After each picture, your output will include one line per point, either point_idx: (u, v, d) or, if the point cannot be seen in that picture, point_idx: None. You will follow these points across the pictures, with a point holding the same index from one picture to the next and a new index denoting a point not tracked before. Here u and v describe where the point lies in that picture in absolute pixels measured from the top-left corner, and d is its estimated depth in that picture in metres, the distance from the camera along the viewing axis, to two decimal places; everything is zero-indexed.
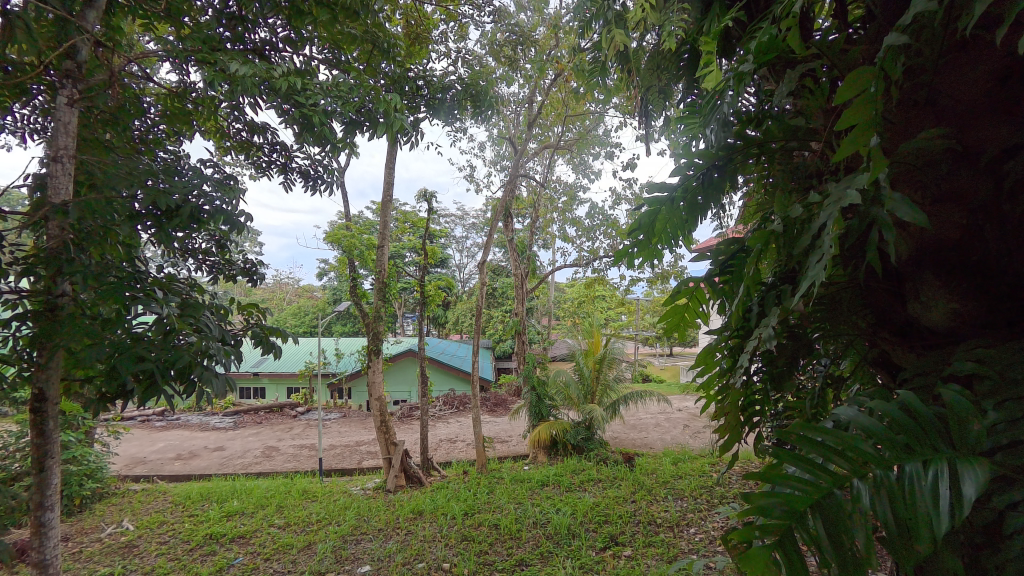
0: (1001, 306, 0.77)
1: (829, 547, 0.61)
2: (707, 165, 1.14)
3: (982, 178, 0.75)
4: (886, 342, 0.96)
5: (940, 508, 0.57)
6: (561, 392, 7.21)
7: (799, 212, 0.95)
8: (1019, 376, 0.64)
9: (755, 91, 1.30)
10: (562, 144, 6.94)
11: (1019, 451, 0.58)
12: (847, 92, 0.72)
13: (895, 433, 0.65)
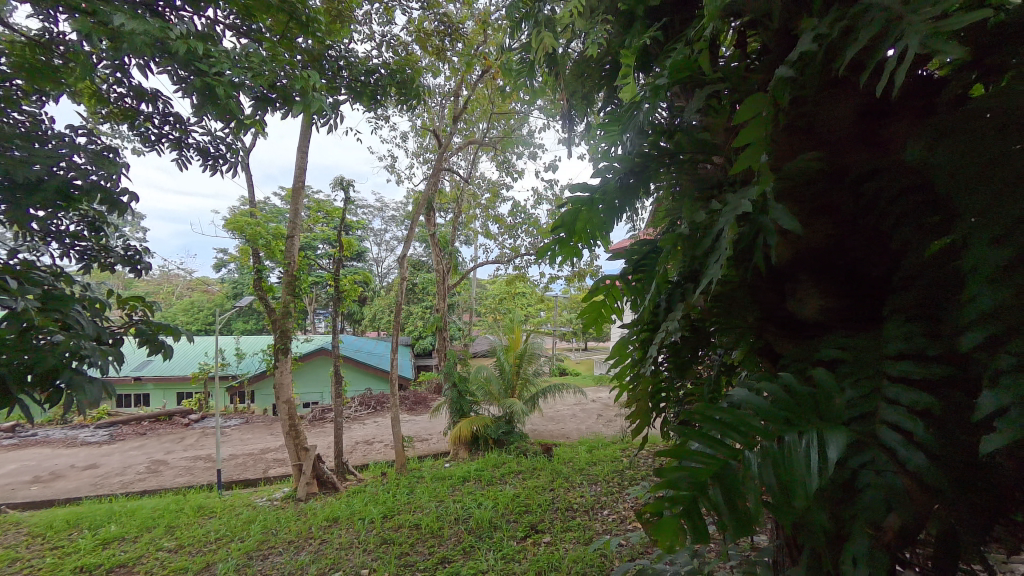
0: (859, 302, 0.92)
1: (726, 510, 0.70)
2: (625, 170, 1.24)
3: (846, 196, 0.90)
4: (767, 335, 1.09)
5: (811, 470, 0.68)
6: (482, 387, 7.29)
7: (704, 216, 1.06)
8: (868, 359, 0.78)
9: (668, 108, 1.40)
10: (487, 141, 6.97)
11: (866, 420, 0.72)
12: (746, 114, 0.82)
13: (777, 408, 0.76)
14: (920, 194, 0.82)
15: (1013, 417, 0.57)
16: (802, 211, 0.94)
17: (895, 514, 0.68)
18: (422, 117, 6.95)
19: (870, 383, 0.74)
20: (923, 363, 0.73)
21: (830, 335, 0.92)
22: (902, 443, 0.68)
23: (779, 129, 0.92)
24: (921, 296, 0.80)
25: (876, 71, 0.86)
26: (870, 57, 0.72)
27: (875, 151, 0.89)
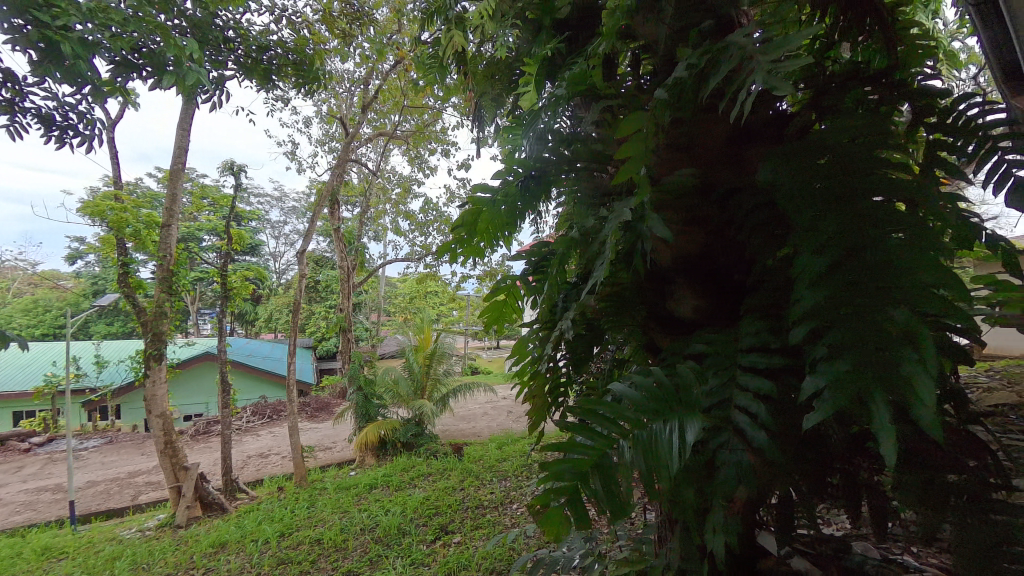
0: (724, 302, 1.06)
1: (604, 496, 0.75)
2: (526, 174, 1.27)
3: (715, 209, 1.02)
4: (651, 332, 1.19)
5: (674, 454, 0.75)
6: (390, 389, 7.01)
7: (595, 222, 1.14)
8: (726, 353, 0.89)
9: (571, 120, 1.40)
10: (398, 134, 6.71)
11: (723, 406, 0.82)
12: (628, 129, 0.88)
13: (651, 398, 0.81)
14: (769, 208, 0.95)
15: (826, 399, 0.69)
16: (680, 220, 1.04)
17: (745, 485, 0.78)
18: (327, 103, 6.48)
19: (726, 374, 0.85)
20: (767, 355, 0.85)
21: (700, 331, 1.04)
22: (750, 424, 0.78)
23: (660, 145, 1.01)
24: (767, 296, 0.94)
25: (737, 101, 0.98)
26: (729, 89, 0.83)
27: (737, 170, 1.02)
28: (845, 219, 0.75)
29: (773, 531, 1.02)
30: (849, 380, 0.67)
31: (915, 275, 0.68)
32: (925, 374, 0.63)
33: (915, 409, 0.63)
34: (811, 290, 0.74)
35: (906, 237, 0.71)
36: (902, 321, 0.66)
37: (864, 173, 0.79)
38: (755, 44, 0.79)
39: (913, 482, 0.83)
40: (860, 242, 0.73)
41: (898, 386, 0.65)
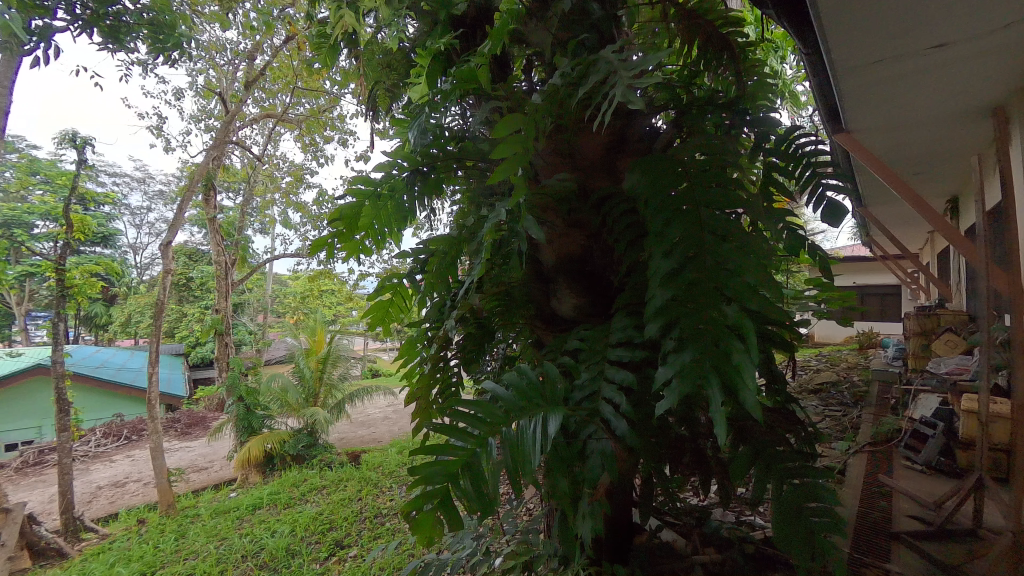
0: (601, 300, 1.16)
1: (473, 495, 0.74)
2: (413, 170, 1.27)
3: (592, 214, 1.12)
4: (537, 330, 1.27)
5: (538, 445, 0.76)
6: (277, 398, 6.35)
7: (474, 220, 1.19)
8: (597, 346, 0.97)
9: (462, 117, 1.47)
10: (289, 117, 6.10)
11: (594, 395, 0.89)
12: (503, 130, 0.87)
13: (519, 397, 0.85)
14: (635, 216, 1.04)
15: (674, 384, 0.77)
16: (562, 224, 1.14)
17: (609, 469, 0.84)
18: (201, 74, 5.66)
19: (596, 366, 0.92)
20: (631, 347, 0.94)
21: (578, 327, 1.12)
22: (613, 413, 0.85)
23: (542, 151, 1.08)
24: (633, 294, 1.03)
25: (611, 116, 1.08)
26: (597, 101, 0.88)
27: (611, 178, 1.13)
28: (690, 226, 0.85)
29: (641, 507, 1.12)
30: (691, 367, 0.77)
31: (743, 276, 0.79)
32: (748, 360, 0.74)
33: (740, 389, 0.74)
34: (663, 288, 0.83)
35: (737, 244, 0.82)
36: (730, 315, 0.78)
37: (707, 186, 0.90)
38: (619, 61, 0.85)
39: (747, 452, 0.97)
40: (702, 246, 0.83)
41: (728, 371, 0.75)
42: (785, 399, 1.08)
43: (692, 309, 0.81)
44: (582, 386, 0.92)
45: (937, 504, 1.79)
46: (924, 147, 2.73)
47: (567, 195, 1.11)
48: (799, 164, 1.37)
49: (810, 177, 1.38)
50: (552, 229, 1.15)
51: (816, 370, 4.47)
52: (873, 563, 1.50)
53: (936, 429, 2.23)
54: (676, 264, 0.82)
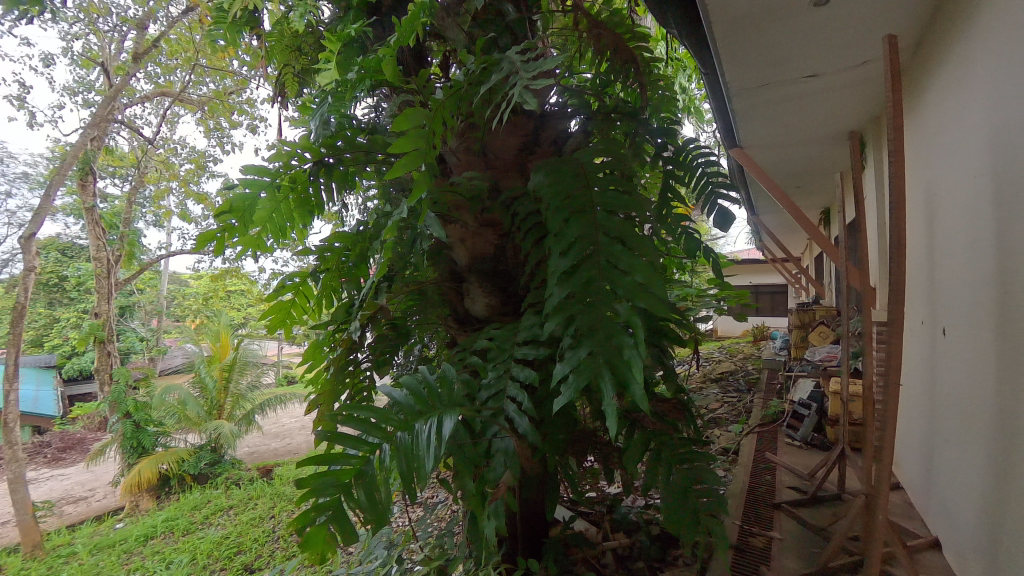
0: (510, 299, 1.28)
1: (365, 503, 0.78)
2: (317, 163, 1.27)
3: (501, 218, 1.24)
4: (450, 331, 1.38)
5: (430, 450, 0.80)
6: (173, 412, 5.66)
7: (378, 217, 1.24)
8: (505, 337, 1.09)
9: (375, 111, 1.51)
10: (189, 96, 5.47)
11: (499, 384, 0.97)
12: (406, 121, 0.90)
13: (416, 401, 0.88)
14: (539, 218, 1.12)
15: (571, 380, 0.82)
16: (474, 225, 1.24)
17: (514, 460, 0.90)
18: (77, 39, 4.90)
19: (501, 355, 1.03)
20: (536, 346, 0.98)
21: (489, 323, 1.25)
22: (516, 409, 0.93)
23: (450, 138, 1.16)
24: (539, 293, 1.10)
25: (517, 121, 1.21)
26: (498, 95, 0.97)
27: (522, 179, 1.27)
28: (587, 227, 0.91)
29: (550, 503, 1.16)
30: (586, 363, 0.82)
31: (632, 276, 0.85)
32: (636, 355, 0.79)
33: (629, 380, 0.79)
34: (560, 286, 0.88)
35: (629, 244, 0.90)
36: (621, 312, 0.84)
37: (603, 191, 0.96)
38: (519, 58, 0.93)
39: (641, 442, 1.05)
40: (596, 247, 0.90)
41: (619, 366, 0.81)
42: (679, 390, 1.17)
43: (587, 306, 0.86)
44: (489, 384, 0.99)
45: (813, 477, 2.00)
46: (800, 164, 3.12)
47: (477, 193, 1.19)
48: (691, 172, 1.49)
49: (702, 185, 1.49)
50: (465, 229, 1.24)
51: (719, 362, 4.93)
52: (758, 532, 1.69)
53: (810, 409, 2.56)
54: (572, 261, 0.88)
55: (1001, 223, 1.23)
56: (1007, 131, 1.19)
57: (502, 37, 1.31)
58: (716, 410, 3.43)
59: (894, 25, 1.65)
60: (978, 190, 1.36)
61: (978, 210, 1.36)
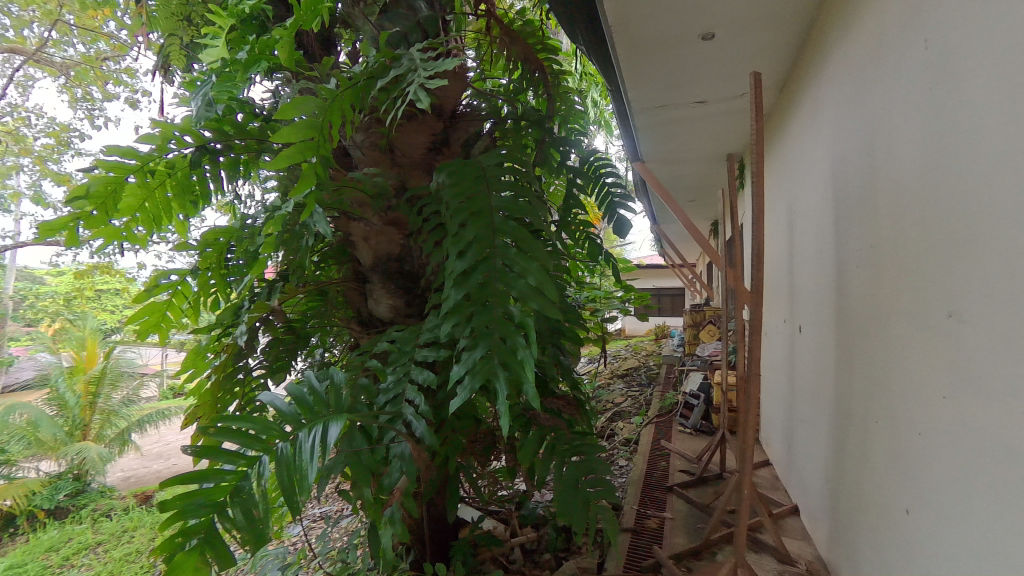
0: (411, 300, 1.42)
1: (242, 522, 0.76)
2: (200, 150, 1.15)
3: (401, 222, 1.37)
4: (352, 331, 1.49)
5: (311, 457, 0.84)
6: (19, 436, 4.72)
7: (268, 210, 1.22)
8: (409, 336, 1.23)
9: (274, 96, 1.41)
10: (48, 58, 4.59)
11: (399, 389, 1.14)
12: (296, 111, 0.97)
13: (301, 411, 0.93)
14: (441, 224, 1.25)
15: (466, 382, 0.94)
16: (378, 223, 1.34)
17: (409, 463, 1.04)
18: None
19: (399, 360, 1.18)
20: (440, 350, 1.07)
21: (391, 326, 1.37)
22: (414, 414, 1.08)
23: (354, 123, 1.21)
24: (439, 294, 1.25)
25: (418, 118, 1.31)
26: (398, 90, 1.09)
27: (427, 177, 1.39)
28: (484, 230, 1.03)
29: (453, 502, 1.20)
30: (480, 364, 0.95)
31: (527, 281, 0.98)
32: (527, 355, 0.93)
33: (520, 378, 0.93)
34: (458, 288, 1.01)
35: (525, 251, 1.02)
36: (516, 315, 0.97)
37: (502, 198, 1.07)
38: (419, 59, 1.09)
39: (535, 439, 1.17)
40: (493, 250, 1.02)
41: (513, 365, 0.94)
42: (575, 385, 1.39)
43: (483, 307, 0.99)
44: (389, 389, 1.15)
45: (698, 459, 2.26)
46: (690, 180, 3.48)
47: (382, 190, 1.29)
48: (595, 183, 1.63)
49: (605, 197, 1.64)
50: (369, 226, 1.35)
51: (625, 359, 5.30)
52: (652, 514, 1.84)
53: (699, 399, 2.85)
54: (469, 264, 1.00)
55: (839, 239, 1.48)
56: (843, 163, 1.43)
57: (412, 34, 1.29)
58: (621, 405, 3.68)
59: (764, 65, 1.91)
60: (823, 211, 1.62)
61: (823, 227, 1.62)
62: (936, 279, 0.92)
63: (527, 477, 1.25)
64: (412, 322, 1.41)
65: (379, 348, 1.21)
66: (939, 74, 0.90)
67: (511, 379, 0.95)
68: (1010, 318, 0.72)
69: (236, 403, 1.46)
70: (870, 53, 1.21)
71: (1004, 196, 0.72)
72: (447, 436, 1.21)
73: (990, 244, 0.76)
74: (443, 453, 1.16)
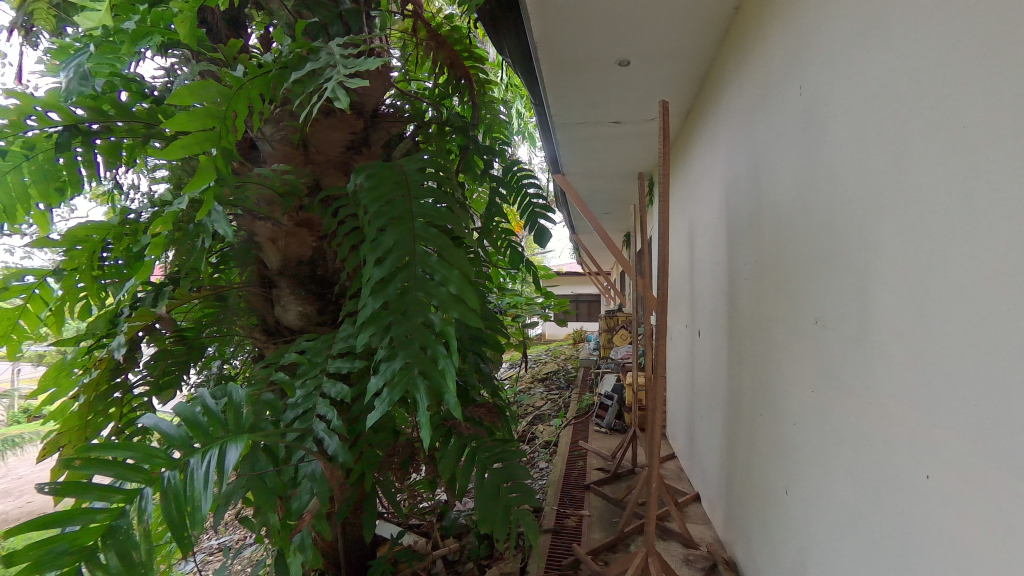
0: (325, 307, 1.33)
1: (119, 567, 0.66)
2: (68, 130, 0.98)
3: (314, 225, 1.29)
4: (256, 341, 1.36)
5: (206, 485, 0.75)
6: None
7: (156, 205, 1.07)
8: (322, 345, 1.16)
9: (169, 76, 1.25)
10: None
11: (308, 405, 1.07)
12: (192, 97, 0.87)
13: (192, 433, 0.83)
14: (358, 227, 1.20)
15: (385, 394, 0.91)
16: (288, 225, 1.25)
17: (321, 482, 0.97)
18: None
19: (308, 373, 1.11)
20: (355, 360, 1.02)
21: (301, 335, 1.28)
22: (326, 430, 1.02)
23: (262, 114, 1.12)
24: (356, 302, 1.19)
25: (336, 116, 1.24)
26: (315, 84, 1.03)
27: (345, 177, 1.32)
28: (404, 237, 1.01)
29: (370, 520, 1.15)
30: (399, 375, 0.93)
31: (449, 289, 0.98)
32: (448, 364, 0.93)
33: (442, 388, 0.92)
34: (375, 296, 0.97)
35: (446, 258, 1.02)
36: (437, 324, 0.97)
37: (424, 204, 1.06)
38: (339, 54, 1.02)
39: (455, 448, 1.16)
40: (413, 257, 1.00)
41: (433, 375, 0.93)
42: (496, 392, 1.39)
43: (403, 317, 0.97)
44: (298, 404, 1.07)
45: (612, 456, 2.40)
46: (605, 193, 3.71)
47: (292, 188, 1.20)
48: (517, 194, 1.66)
49: (526, 208, 1.69)
50: (277, 227, 1.24)
51: (545, 363, 5.47)
52: (571, 513, 1.91)
53: (613, 399, 3.03)
54: (387, 271, 0.97)
55: (731, 253, 1.67)
56: (735, 187, 1.63)
57: (332, 25, 1.24)
58: (542, 408, 3.78)
59: (672, 93, 2.11)
60: (718, 228, 1.82)
61: (718, 243, 1.82)
62: (806, 291, 1.09)
63: (448, 488, 1.23)
64: (325, 330, 1.33)
65: (286, 359, 1.13)
66: (811, 118, 1.06)
67: (432, 389, 0.93)
68: (862, 324, 0.87)
69: (110, 425, 1.26)
70: (757, 94, 1.40)
71: (858, 224, 0.87)
72: (363, 450, 1.16)
73: (847, 263, 0.91)
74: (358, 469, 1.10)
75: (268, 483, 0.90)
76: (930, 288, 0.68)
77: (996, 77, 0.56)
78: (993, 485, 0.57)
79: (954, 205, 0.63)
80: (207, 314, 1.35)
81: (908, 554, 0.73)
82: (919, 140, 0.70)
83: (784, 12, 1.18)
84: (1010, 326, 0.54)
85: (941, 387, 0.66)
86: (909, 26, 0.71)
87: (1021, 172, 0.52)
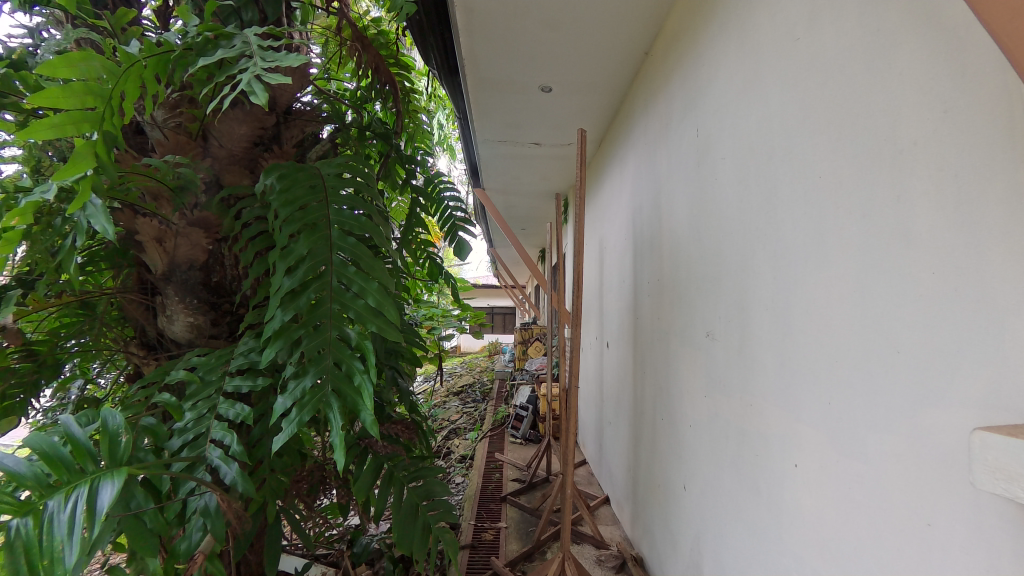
0: (219, 319, 1.19)
1: None
2: None
3: (211, 227, 1.15)
4: (133, 357, 1.19)
5: (70, 534, 0.63)
6: None
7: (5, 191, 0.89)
8: (217, 361, 1.03)
9: (31, 36, 1.06)
10: None
11: (199, 431, 0.94)
12: (68, 70, 0.74)
13: (51, 469, 0.68)
14: (265, 230, 1.10)
15: (293, 415, 0.84)
16: (179, 224, 1.10)
17: (214, 518, 0.86)
18: None
19: (200, 394, 0.98)
20: None
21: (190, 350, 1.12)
22: (222, 457, 0.91)
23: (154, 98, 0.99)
24: (259, 312, 1.08)
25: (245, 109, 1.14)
26: (226, 72, 0.93)
27: (250, 175, 1.20)
28: (316, 245, 0.95)
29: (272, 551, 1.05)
30: (308, 395, 0.86)
31: (366, 303, 0.93)
32: (365, 382, 0.89)
33: (357, 407, 0.88)
34: (284, 308, 0.90)
35: (364, 270, 0.97)
36: (353, 339, 0.92)
37: (342, 211, 1.00)
38: (257, 45, 0.95)
39: (370, 468, 1.10)
40: (328, 267, 0.95)
41: (348, 393, 0.89)
42: (412, 408, 1.36)
43: (314, 330, 0.91)
44: (186, 429, 0.94)
45: (528, 466, 2.46)
46: (522, 210, 3.84)
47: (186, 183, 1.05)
48: (437, 205, 1.65)
49: (447, 219, 1.69)
50: (164, 226, 1.08)
51: (460, 375, 5.43)
52: (488, 527, 1.91)
53: (528, 411, 3.10)
54: (299, 282, 0.90)
55: (636, 272, 1.82)
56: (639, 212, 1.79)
57: (245, 10, 1.15)
58: (457, 422, 3.74)
59: (587, 122, 2.27)
60: (626, 249, 1.99)
61: (626, 263, 1.99)
62: (698, 308, 1.24)
63: (361, 511, 1.16)
64: (220, 344, 1.19)
65: (171, 377, 0.98)
66: (704, 158, 1.22)
67: (346, 408, 0.88)
68: (742, 338, 1.01)
69: None
70: (660, 131, 1.57)
71: (740, 251, 1.02)
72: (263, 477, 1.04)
73: (731, 285, 1.06)
74: (259, 500, 0.98)
75: (147, 521, 0.77)
76: (794, 307, 0.82)
77: (843, 137, 0.71)
78: (842, 467, 0.70)
79: (812, 239, 0.78)
80: (66, 324, 1.14)
81: (781, 534, 0.85)
82: (785, 185, 0.86)
83: (684, 64, 1.36)
84: (853, 338, 0.68)
85: (803, 388, 0.79)
86: (781, 90, 0.87)
87: (858, 216, 0.67)
